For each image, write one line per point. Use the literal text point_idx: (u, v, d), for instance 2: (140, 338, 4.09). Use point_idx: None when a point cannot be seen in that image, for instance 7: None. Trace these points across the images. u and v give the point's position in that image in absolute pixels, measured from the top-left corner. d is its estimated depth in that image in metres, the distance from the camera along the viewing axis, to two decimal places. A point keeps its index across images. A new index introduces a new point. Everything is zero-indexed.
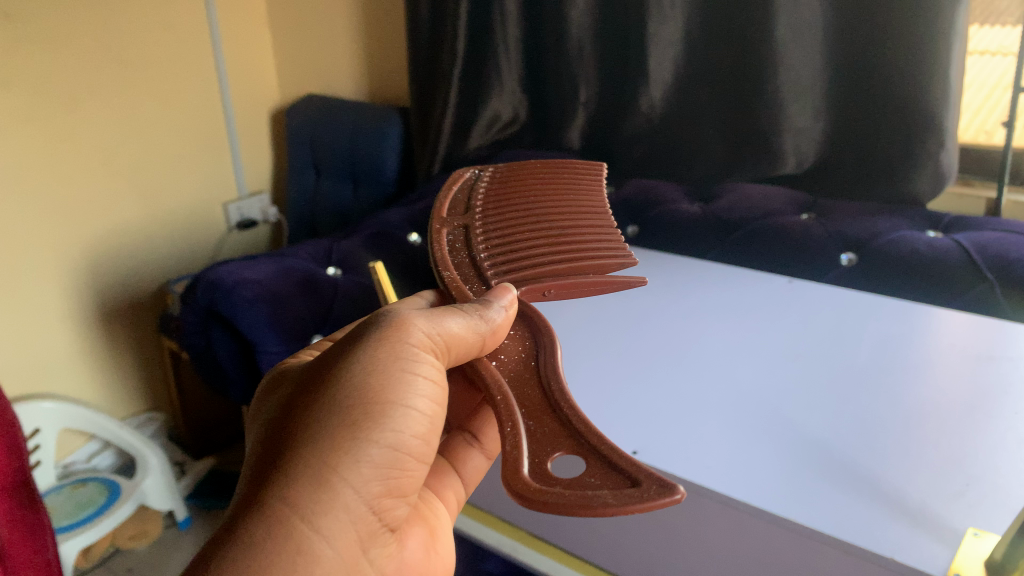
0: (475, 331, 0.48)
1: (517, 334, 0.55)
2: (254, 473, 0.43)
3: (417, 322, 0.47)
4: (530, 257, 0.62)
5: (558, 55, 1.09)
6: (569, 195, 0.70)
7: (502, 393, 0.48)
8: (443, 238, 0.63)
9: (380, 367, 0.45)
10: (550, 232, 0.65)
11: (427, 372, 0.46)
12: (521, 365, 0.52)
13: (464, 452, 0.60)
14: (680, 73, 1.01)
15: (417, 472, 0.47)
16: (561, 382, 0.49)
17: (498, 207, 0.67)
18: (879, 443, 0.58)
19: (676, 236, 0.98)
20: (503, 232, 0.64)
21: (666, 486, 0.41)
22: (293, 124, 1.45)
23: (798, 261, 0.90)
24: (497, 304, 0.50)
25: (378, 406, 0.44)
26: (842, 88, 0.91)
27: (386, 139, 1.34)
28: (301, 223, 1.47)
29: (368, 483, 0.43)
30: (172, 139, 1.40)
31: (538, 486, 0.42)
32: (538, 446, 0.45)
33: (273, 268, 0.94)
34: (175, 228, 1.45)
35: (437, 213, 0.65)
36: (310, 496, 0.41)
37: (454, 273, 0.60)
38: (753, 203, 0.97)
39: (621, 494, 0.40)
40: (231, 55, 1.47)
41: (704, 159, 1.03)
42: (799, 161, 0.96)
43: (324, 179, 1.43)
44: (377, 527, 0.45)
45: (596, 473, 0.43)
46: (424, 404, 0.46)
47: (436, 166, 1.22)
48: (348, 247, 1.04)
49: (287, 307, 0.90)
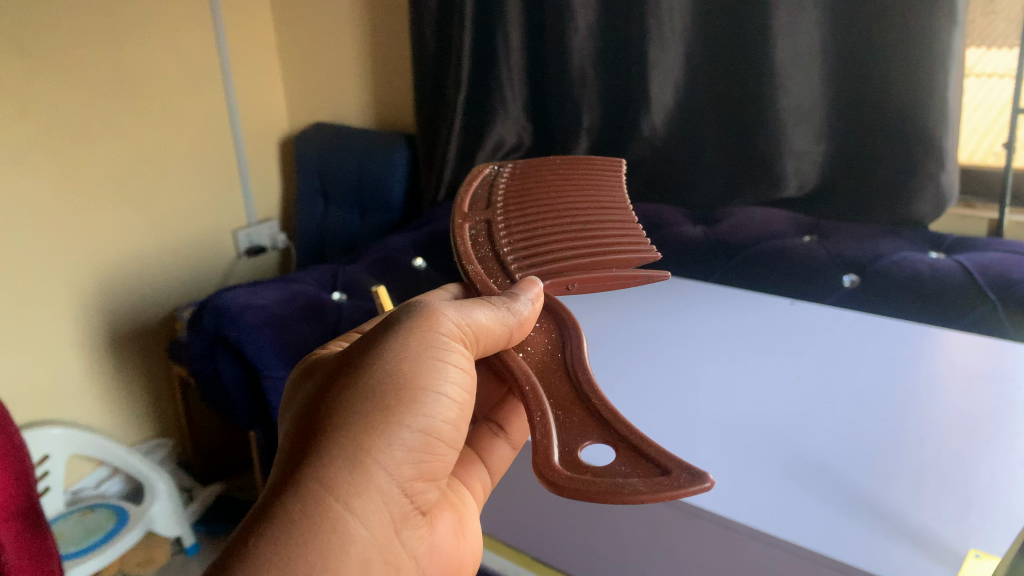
0: (503, 323, 0.53)
1: (543, 326, 0.59)
2: (290, 455, 0.46)
3: (449, 313, 0.51)
4: (551, 252, 0.64)
5: (560, 79, 1.10)
6: (591, 194, 0.73)
7: (530, 383, 0.53)
8: (466, 232, 0.66)
9: (413, 354, 0.49)
10: (572, 228, 0.67)
11: (456, 361, 0.51)
12: (549, 356, 0.56)
13: (492, 442, 0.64)
14: (680, 99, 1.03)
15: (446, 457, 0.51)
16: (588, 374, 0.53)
17: (520, 204, 0.70)
18: (883, 464, 0.58)
19: (683, 256, 0.99)
20: (524, 229, 0.67)
21: (694, 475, 0.45)
22: (303, 152, 1.47)
23: (804, 280, 0.90)
24: (523, 299, 0.55)
25: (411, 391, 0.48)
26: (842, 113, 0.92)
27: (393, 165, 1.35)
28: (308, 250, 1.48)
29: (402, 462, 0.47)
30: (183, 168, 1.42)
31: (568, 474, 0.46)
32: (568, 435, 0.50)
33: (279, 294, 0.95)
34: (183, 256, 1.47)
35: (460, 208, 0.69)
36: (348, 473, 0.45)
37: (478, 267, 0.63)
38: (754, 225, 0.97)
39: (651, 483, 0.44)
40: (241, 85, 1.50)
41: (707, 183, 1.03)
42: (802, 184, 0.97)
43: (332, 206, 1.45)
44: (409, 509, 0.49)
45: (626, 460, 0.47)
46: (453, 391, 0.50)
47: (442, 192, 1.24)
48: (354, 271, 1.05)
49: (293, 331, 0.91)
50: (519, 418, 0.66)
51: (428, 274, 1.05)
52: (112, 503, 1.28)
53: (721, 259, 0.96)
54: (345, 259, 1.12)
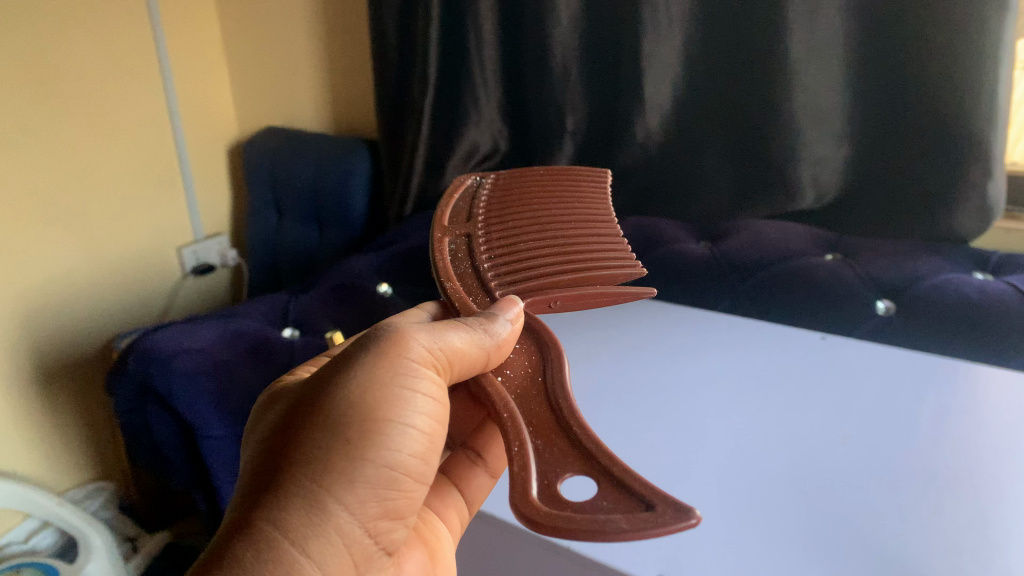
0: (478, 346, 0.50)
1: (523, 347, 0.56)
2: (248, 492, 0.45)
3: (420, 338, 0.49)
4: (534, 269, 0.61)
5: (536, 76, 0.97)
6: (577, 206, 0.70)
7: (508, 410, 0.50)
8: (445, 246, 0.63)
9: (379, 384, 0.47)
10: (557, 241, 0.65)
11: (426, 389, 0.49)
12: (528, 381, 0.53)
13: (469, 471, 0.64)
14: (678, 98, 0.90)
15: (414, 492, 0.50)
16: (568, 399, 0.50)
17: (502, 216, 0.68)
18: (952, 565, 0.49)
19: (685, 279, 0.87)
20: (505, 242, 0.64)
21: (683, 511, 0.42)
22: (253, 159, 1.33)
23: (828, 309, 0.78)
24: (503, 319, 0.52)
25: (376, 424, 0.47)
26: (869, 114, 0.80)
27: (353, 175, 1.21)
28: (264, 268, 1.35)
29: (363, 499, 0.46)
30: (118, 180, 1.27)
31: (547, 510, 0.44)
32: (547, 466, 0.47)
33: (218, 333, 0.81)
34: (121, 278, 1.31)
35: (438, 221, 0.66)
36: (305, 513, 0.44)
37: (456, 283, 0.60)
38: (767, 243, 0.85)
39: (636, 520, 0.42)
40: (183, 87, 1.35)
41: (709, 193, 0.91)
42: (819, 194, 0.85)
43: (286, 219, 1.31)
44: (372, 548, 0.48)
45: (606, 495, 0.45)
46: (422, 422, 0.49)
47: (408, 206, 1.10)
48: (303, 301, 0.91)
49: (235, 379, 0.76)
50: (498, 446, 0.65)
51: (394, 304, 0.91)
52: (41, 562, 1.12)
53: (730, 283, 0.85)
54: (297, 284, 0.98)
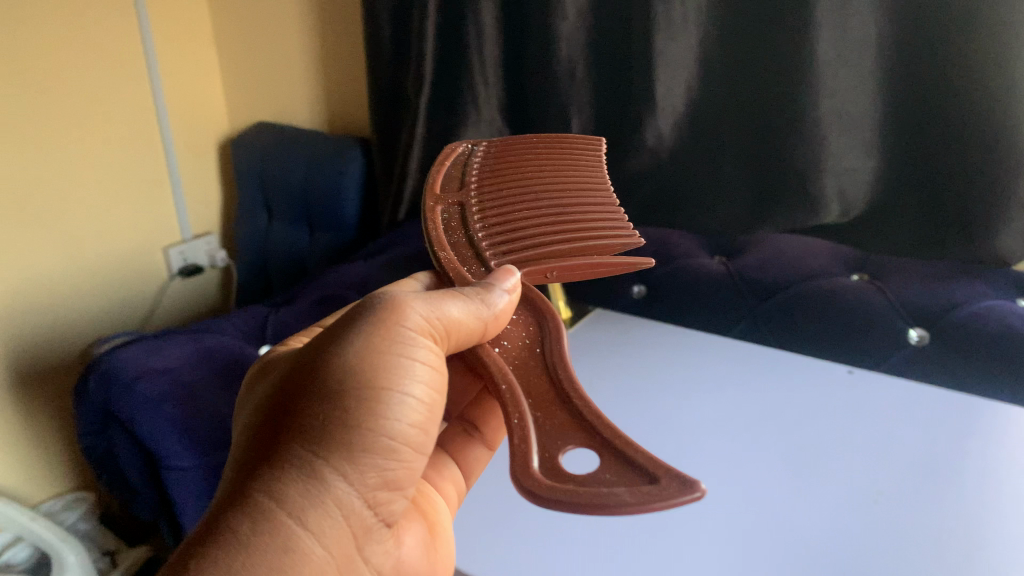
0: (476, 316, 0.48)
1: (520, 318, 0.54)
2: (246, 464, 0.44)
3: (415, 307, 0.47)
4: (530, 238, 0.58)
5: (540, 74, 0.90)
6: (572, 170, 0.65)
7: (506, 383, 0.48)
8: (437, 216, 0.59)
9: (374, 352, 0.45)
10: (553, 206, 0.60)
11: (424, 357, 0.47)
12: (526, 352, 0.51)
13: (465, 443, 0.64)
14: (692, 100, 0.83)
15: (415, 463, 0.48)
16: (567, 370, 0.48)
17: (495, 181, 0.63)
18: None
19: (696, 298, 0.81)
20: (500, 208, 0.60)
21: (689, 483, 0.41)
22: (242, 156, 1.26)
23: (856, 339, 0.72)
24: (501, 288, 0.50)
25: (370, 394, 0.45)
26: (902, 122, 0.73)
27: (344, 177, 1.14)
28: (255, 272, 1.29)
29: (360, 471, 0.44)
30: (101, 175, 1.21)
31: (550, 483, 0.42)
32: (547, 438, 0.46)
33: (188, 351, 0.75)
34: (103, 279, 1.25)
35: (430, 190, 0.61)
36: (300, 487, 0.43)
37: (450, 253, 0.56)
38: (788, 260, 0.78)
39: (640, 494, 0.41)
40: (170, 79, 1.28)
41: (726, 204, 0.84)
42: (845, 207, 0.78)
43: (277, 221, 1.24)
44: (373, 520, 0.47)
45: (609, 467, 0.43)
46: (421, 392, 0.47)
47: (402, 211, 1.04)
48: (285, 316, 0.84)
49: (203, 404, 0.70)
50: (495, 420, 0.65)
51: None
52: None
53: (748, 305, 0.78)
54: (281, 295, 0.92)
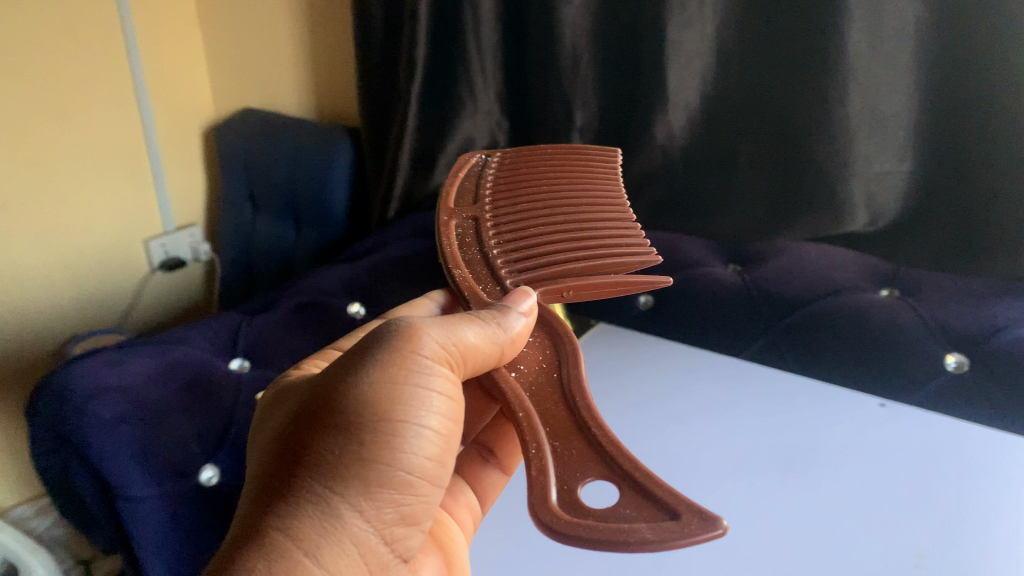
0: (491, 343, 0.46)
1: (536, 342, 0.50)
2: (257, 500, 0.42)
3: (432, 333, 0.45)
4: (544, 254, 0.56)
5: (541, 62, 0.83)
6: (588, 184, 0.63)
7: (524, 409, 0.45)
8: (451, 231, 0.58)
9: (391, 382, 0.43)
10: (568, 223, 0.58)
11: (441, 387, 0.45)
12: (544, 377, 0.48)
13: (481, 469, 0.62)
14: (707, 95, 0.76)
15: (431, 496, 0.46)
16: (586, 397, 0.45)
17: (510, 197, 0.62)
18: None
19: (709, 313, 0.75)
20: (515, 224, 0.59)
21: (711, 520, 0.38)
22: (226, 145, 1.19)
23: (884, 368, 0.66)
24: (516, 311, 0.48)
25: (388, 426, 0.42)
26: (940, 123, 0.65)
27: (332, 169, 1.07)
28: (239, 268, 1.22)
29: (377, 504, 0.43)
30: (77, 164, 1.14)
31: (569, 518, 0.40)
32: (566, 468, 0.43)
33: (152, 369, 0.67)
34: (79, 274, 1.18)
35: (444, 205, 0.60)
36: (316, 522, 0.41)
37: (466, 271, 0.55)
38: (811, 272, 0.71)
39: (661, 532, 0.38)
40: (151, 62, 1.21)
41: (741, 208, 0.77)
42: (873, 215, 0.71)
43: (262, 214, 1.17)
44: (388, 555, 0.45)
45: (629, 502, 0.40)
46: (437, 422, 0.45)
47: (391, 208, 0.97)
48: (257, 328, 0.77)
49: (162, 431, 0.64)
50: (509, 441, 0.63)
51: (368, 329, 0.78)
52: None
53: (764, 324, 0.72)
54: (255, 302, 0.84)
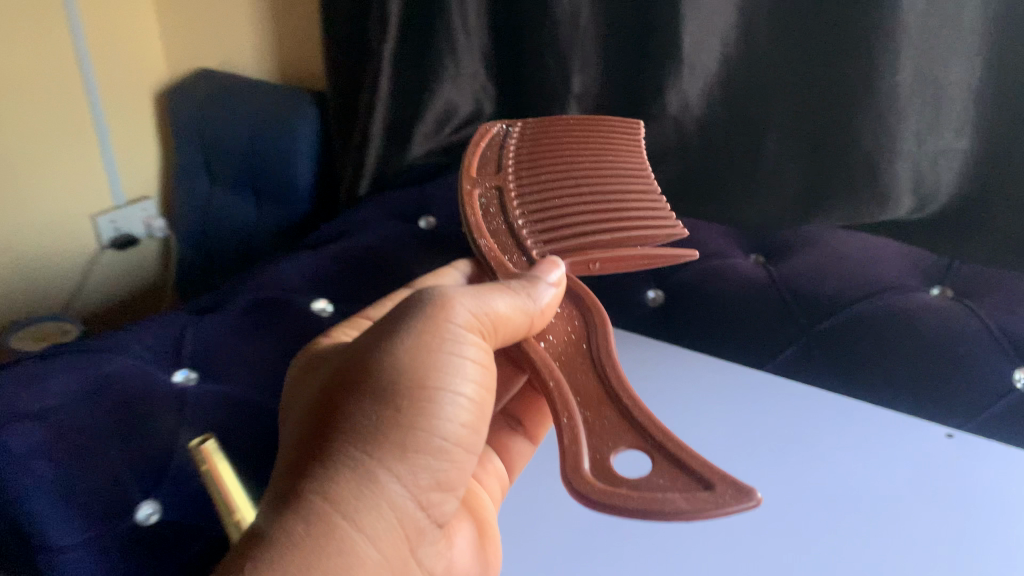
0: (522, 313, 0.44)
1: (564, 312, 0.49)
2: (289, 473, 0.39)
3: (462, 302, 0.42)
4: (570, 225, 0.52)
5: (534, 19, 0.72)
6: (615, 152, 0.59)
7: (555, 379, 0.44)
8: (475, 202, 0.54)
9: (426, 347, 0.41)
10: (592, 194, 0.54)
11: (473, 353, 0.42)
12: (572, 349, 0.46)
13: (509, 438, 0.56)
14: (729, 59, 0.66)
15: (465, 463, 0.43)
16: (615, 368, 0.44)
17: (535, 164, 0.57)
18: None
19: (730, 313, 0.65)
20: (540, 192, 0.55)
21: (738, 491, 0.37)
22: (180, 112, 1.07)
23: (937, 385, 0.57)
24: (544, 284, 0.45)
25: (426, 391, 0.40)
26: (1010, 97, 0.56)
27: (295, 139, 0.95)
28: (196, 246, 1.10)
29: (416, 468, 0.40)
30: (10, 134, 1.00)
31: (602, 485, 0.39)
32: (597, 439, 0.41)
33: (83, 391, 0.58)
34: (17, 256, 1.06)
35: (467, 172, 0.56)
36: (355, 487, 0.38)
37: (491, 241, 0.51)
38: (849, 267, 0.62)
39: (694, 500, 0.37)
40: (93, 16, 1.07)
41: (767, 189, 0.66)
42: (920, 199, 0.61)
43: (220, 187, 1.06)
44: (424, 523, 0.42)
45: (664, 473, 0.39)
46: (472, 389, 0.42)
47: (363, 185, 0.86)
48: (207, 331, 0.66)
49: (94, 465, 0.54)
50: (538, 412, 0.58)
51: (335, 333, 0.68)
52: None
53: (799, 327, 0.62)
54: (205, 299, 0.73)
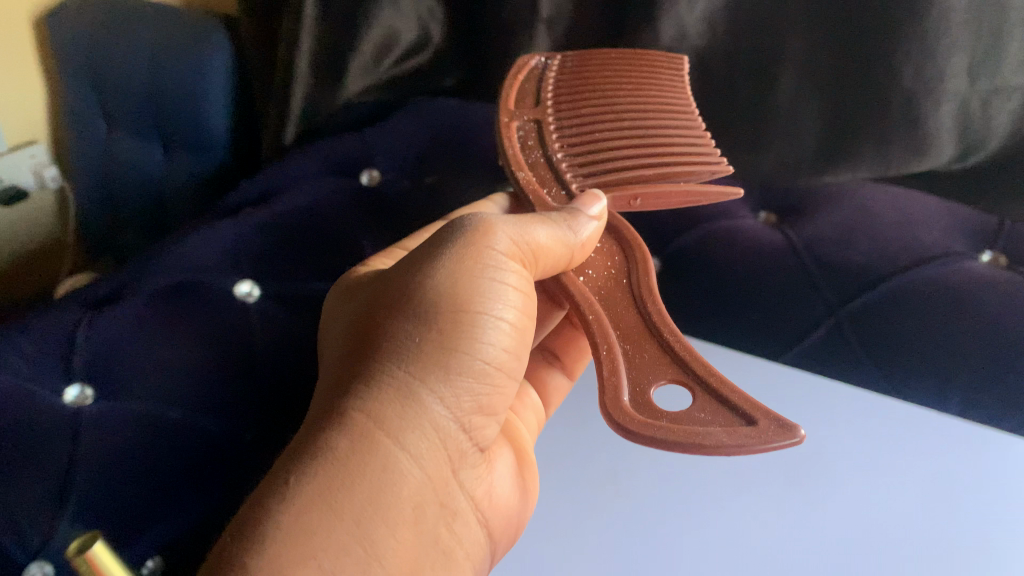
0: (564, 243, 0.40)
1: (604, 248, 0.45)
2: (329, 392, 0.36)
3: (503, 226, 0.39)
4: (614, 159, 0.47)
5: None
6: (656, 79, 0.53)
7: (594, 312, 0.40)
8: (512, 133, 0.49)
9: (465, 271, 0.37)
10: (636, 127, 0.49)
11: (513, 280, 0.39)
12: (612, 284, 0.42)
13: (545, 372, 0.52)
14: None
15: (507, 388, 0.40)
16: (657, 301, 0.40)
17: (574, 94, 0.52)
18: None
19: (747, 288, 0.54)
20: (579, 123, 0.50)
21: (784, 427, 0.34)
22: (60, 37, 0.84)
23: (989, 389, 0.47)
24: (588, 214, 0.42)
25: (468, 313, 0.37)
26: None
27: (208, 73, 0.79)
28: (99, 202, 0.93)
29: (459, 390, 0.36)
30: None
31: (643, 418, 0.35)
32: (637, 373, 0.38)
33: None
34: None
35: (503, 103, 0.51)
36: (396, 403, 0.35)
37: (529, 174, 0.47)
38: (888, 230, 0.52)
39: (738, 436, 0.34)
40: None
41: (786, 136, 0.56)
42: (963, 147, 0.54)
43: (120, 132, 0.88)
44: (467, 447, 0.38)
45: (705, 408, 0.36)
46: (513, 314, 0.39)
47: (289, 134, 0.71)
48: (104, 333, 0.52)
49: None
50: (575, 346, 0.54)
51: (261, 327, 0.55)
52: None
53: (825, 305, 0.52)
54: (97, 286, 0.58)
